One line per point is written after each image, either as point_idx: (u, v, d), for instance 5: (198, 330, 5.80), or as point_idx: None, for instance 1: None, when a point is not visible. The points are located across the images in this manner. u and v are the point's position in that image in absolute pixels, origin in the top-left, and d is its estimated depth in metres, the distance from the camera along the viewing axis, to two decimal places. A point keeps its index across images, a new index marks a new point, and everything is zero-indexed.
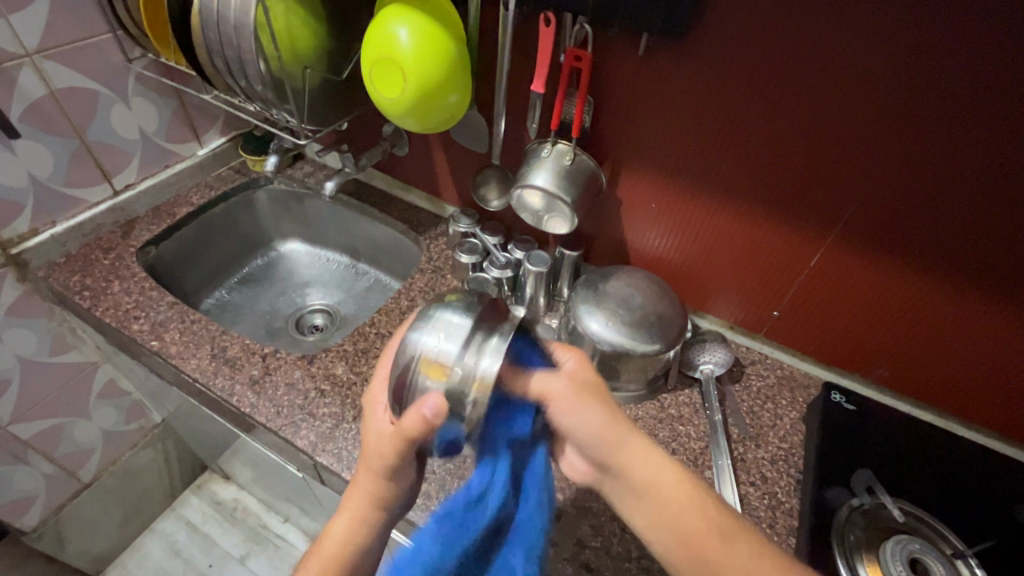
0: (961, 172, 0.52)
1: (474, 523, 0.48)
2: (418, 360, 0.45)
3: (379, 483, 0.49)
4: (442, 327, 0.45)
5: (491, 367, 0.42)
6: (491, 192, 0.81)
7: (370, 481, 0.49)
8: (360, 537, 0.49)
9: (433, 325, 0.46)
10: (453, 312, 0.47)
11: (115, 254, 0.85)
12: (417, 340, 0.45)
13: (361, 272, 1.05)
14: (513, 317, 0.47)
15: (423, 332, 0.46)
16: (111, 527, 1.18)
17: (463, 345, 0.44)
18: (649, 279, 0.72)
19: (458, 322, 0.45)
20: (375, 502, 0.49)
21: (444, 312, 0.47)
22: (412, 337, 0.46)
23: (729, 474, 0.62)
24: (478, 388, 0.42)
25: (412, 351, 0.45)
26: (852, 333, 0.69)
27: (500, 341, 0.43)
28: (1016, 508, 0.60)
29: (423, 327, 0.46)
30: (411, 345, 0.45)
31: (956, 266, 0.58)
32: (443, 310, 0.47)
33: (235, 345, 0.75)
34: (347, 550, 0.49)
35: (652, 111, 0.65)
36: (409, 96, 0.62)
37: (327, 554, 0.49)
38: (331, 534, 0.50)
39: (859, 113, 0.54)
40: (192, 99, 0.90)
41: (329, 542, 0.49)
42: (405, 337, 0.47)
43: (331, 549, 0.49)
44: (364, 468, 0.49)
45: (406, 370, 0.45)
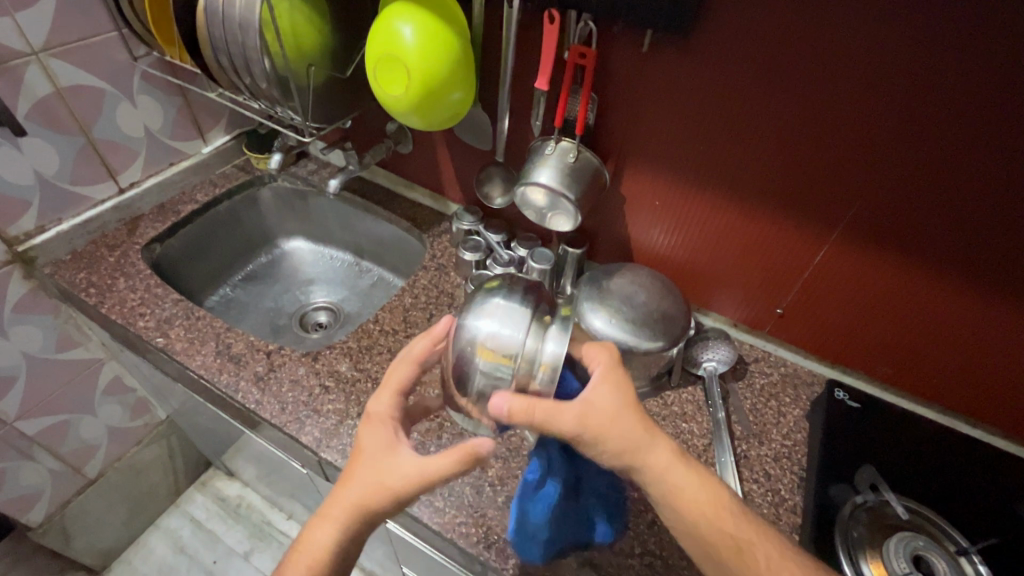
0: (965, 169, 0.52)
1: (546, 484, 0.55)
2: (478, 345, 0.49)
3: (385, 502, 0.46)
4: (503, 315, 0.49)
5: (556, 351, 0.46)
6: (494, 189, 0.81)
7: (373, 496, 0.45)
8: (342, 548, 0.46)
9: (491, 311, 0.50)
10: (510, 301, 0.51)
11: (121, 251, 0.86)
12: (475, 326, 0.49)
13: (365, 270, 1.06)
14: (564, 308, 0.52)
15: (479, 318, 0.50)
16: (117, 523, 1.19)
17: (525, 331, 0.48)
18: (652, 276, 0.73)
19: (517, 310, 0.50)
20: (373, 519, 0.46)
21: (499, 300, 0.51)
22: (469, 324, 0.50)
23: (732, 471, 0.62)
24: (545, 369, 0.46)
25: (470, 337, 0.49)
26: (855, 331, 0.69)
27: (561, 327, 0.48)
28: (1017, 504, 0.60)
29: (482, 313, 0.50)
30: (470, 330, 0.49)
31: (957, 263, 0.58)
32: (498, 298, 0.51)
33: (240, 341, 0.75)
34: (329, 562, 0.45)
35: (656, 109, 0.65)
36: (413, 93, 0.62)
37: (312, 557, 0.45)
38: (315, 538, 0.45)
39: (863, 110, 0.53)
40: (196, 96, 0.91)
41: (311, 547, 0.45)
42: (463, 324, 0.51)
43: (314, 555, 0.45)
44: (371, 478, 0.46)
45: (465, 354, 0.49)
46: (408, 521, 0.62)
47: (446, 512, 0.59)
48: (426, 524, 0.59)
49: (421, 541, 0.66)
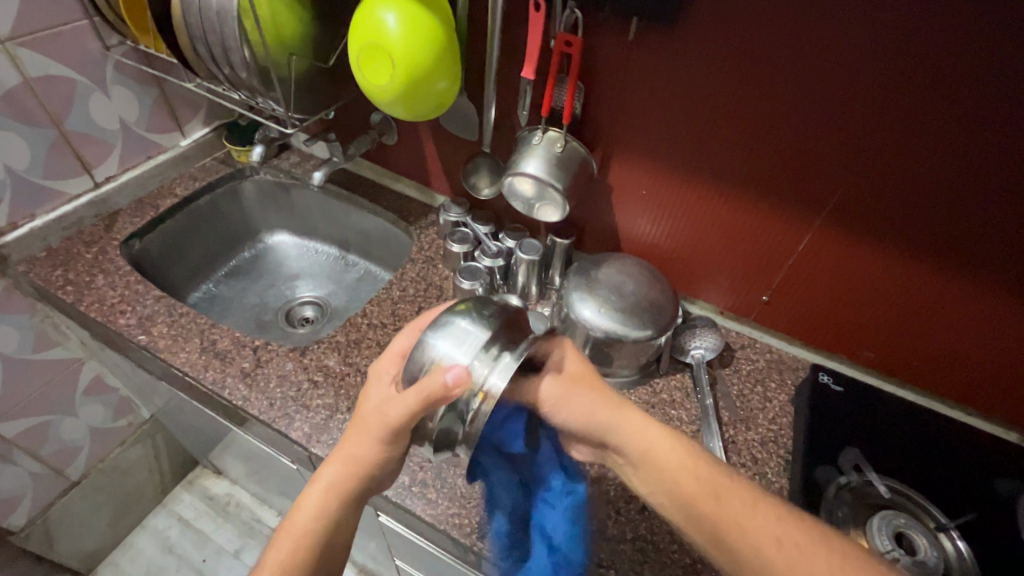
0: (946, 155, 0.53)
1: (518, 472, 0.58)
2: (431, 365, 0.47)
3: (369, 451, 0.48)
4: (460, 335, 0.47)
5: (498, 381, 0.43)
6: (482, 180, 0.80)
7: (362, 446, 0.48)
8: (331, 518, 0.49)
9: (451, 332, 0.48)
10: (471, 322, 0.48)
11: (98, 248, 0.83)
12: (434, 343, 0.47)
13: (351, 263, 1.04)
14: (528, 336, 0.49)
15: (441, 337, 0.48)
16: (102, 525, 1.17)
17: (478, 356, 0.45)
18: (640, 265, 0.73)
19: (474, 332, 0.47)
20: (360, 472, 0.48)
21: (463, 321, 0.49)
22: (428, 340, 0.48)
23: (720, 456, 0.63)
24: (482, 398, 0.43)
25: (426, 355, 0.47)
26: (839, 316, 0.71)
27: (512, 359, 0.45)
28: (996, 481, 0.61)
29: (446, 329, 0.48)
30: (427, 347, 0.48)
31: (937, 248, 0.59)
32: (462, 318, 0.49)
33: (225, 337, 0.74)
34: (321, 530, 0.48)
35: (642, 99, 0.65)
36: (398, 83, 0.61)
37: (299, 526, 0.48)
38: (308, 500, 0.49)
39: (848, 98, 0.54)
40: (173, 87, 0.88)
41: (300, 518, 0.48)
42: (423, 340, 0.48)
43: (304, 525, 0.48)
44: (357, 435, 0.49)
45: (415, 372, 0.47)
46: (401, 514, 0.62)
47: (439, 504, 0.60)
48: (419, 516, 0.59)
49: (415, 534, 0.66)
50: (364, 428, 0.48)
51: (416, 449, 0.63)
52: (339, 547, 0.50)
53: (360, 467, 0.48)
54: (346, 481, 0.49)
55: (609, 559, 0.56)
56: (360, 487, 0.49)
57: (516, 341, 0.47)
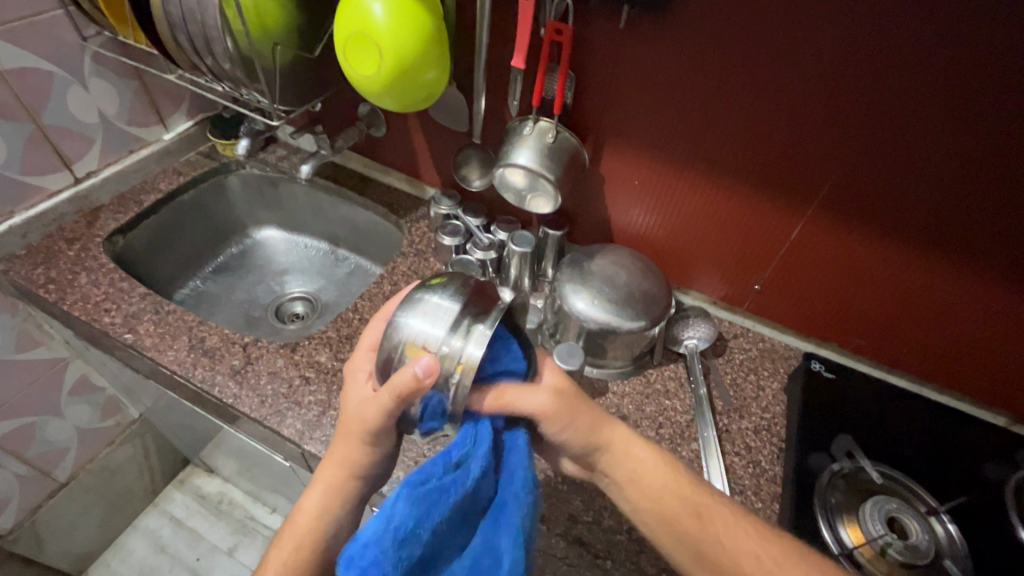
0: (939, 140, 0.53)
1: (456, 486, 0.41)
2: (404, 346, 0.44)
3: (356, 453, 0.49)
4: (430, 312, 0.45)
5: (476, 350, 0.41)
6: (472, 171, 0.79)
7: (347, 448, 0.49)
8: (331, 519, 0.50)
9: (421, 309, 0.46)
10: (440, 297, 0.46)
11: (80, 245, 0.81)
12: (404, 323, 0.45)
13: (340, 258, 1.03)
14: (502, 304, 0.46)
15: (410, 316, 0.45)
16: (92, 526, 1.15)
17: (450, 329, 0.43)
18: (633, 256, 0.73)
19: (445, 306, 0.45)
20: (352, 474, 0.49)
21: (432, 297, 0.46)
22: (399, 321, 0.46)
23: (714, 445, 0.64)
24: (460, 370, 0.41)
25: (397, 336, 0.45)
26: (831, 304, 0.71)
27: (487, 326, 0.43)
28: (984, 466, 0.62)
29: (416, 307, 0.46)
30: (398, 327, 0.45)
31: (927, 234, 0.59)
32: (431, 294, 0.47)
33: (214, 335, 0.73)
34: (323, 532, 0.49)
35: (634, 88, 0.64)
36: (386, 73, 0.60)
37: (302, 529, 0.49)
38: (307, 505, 0.50)
39: (842, 84, 0.54)
40: (154, 79, 0.86)
41: (302, 522, 0.50)
42: (393, 322, 0.46)
43: (306, 528, 0.49)
44: (342, 440, 0.49)
45: (390, 355, 0.45)
46: None
47: None
48: None
49: None
50: (346, 433, 0.49)
51: (411, 444, 0.63)
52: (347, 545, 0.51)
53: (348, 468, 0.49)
54: (339, 484, 0.50)
55: (605, 550, 0.57)
56: (355, 487, 0.50)
57: (490, 309, 0.45)
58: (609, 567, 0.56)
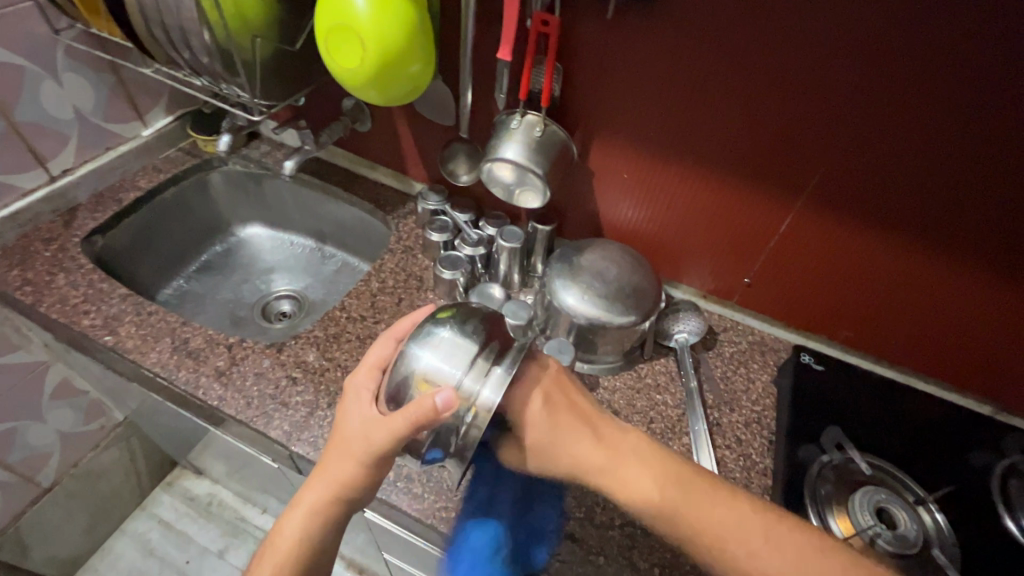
0: (925, 129, 0.54)
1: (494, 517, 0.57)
2: (417, 377, 0.46)
3: (354, 474, 0.47)
4: (443, 347, 0.46)
5: (492, 396, 0.44)
6: (459, 167, 0.78)
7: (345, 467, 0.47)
8: (315, 538, 0.48)
9: (434, 343, 0.47)
10: (452, 331, 0.47)
11: (57, 245, 0.79)
12: (416, 354, 0.46)
13: (328, 255, 1.01)
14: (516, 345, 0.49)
15: (422, 348, 0.46)
16: (77, 532, 1.13)
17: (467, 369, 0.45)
18: (623, 250, 0.72)
19: (459, 342, 0.46)
20: (346, 495, 0.48)
21: (444, 330, 0.47)
22: (410, 352, 0.46)
23: (705, 439, 0.64)
24: (476, 412, 0.44)
25: (410, 366, 0.46)
26: (821, 296, 0.71)
27: (503, 371, 0.45)
28: (971, 454, 0.62)
29: (430, 339, 0.47)
30: (411, 359, 0.46)
31: (913, 223, 0.60)
32: (442, 326, 0.48)
33: (198, 336, 0.71)
34: (303, 550, 0.48)
35: (622, 79, 0.64)
36: (369, 66, 0.59)
37: (283, 547, 0.47)
38: (291, 522, 0.48)
39: (830, 73, 0.54)
40: (131, 74, 0.84)
41: (283, 541, 0.48)
42: (403, 350, 0.47)
43: (286, 547, 0.47)
44: (339, 457, 0.48)
45: (400, 383, 0.46)
46: (388, 510, 0.62)
47: (425, 498, 0.59)
48: (405, 511, 0.58)
49: (403, 529, 0.65)
50: (348, 451, 0.47)
51: None
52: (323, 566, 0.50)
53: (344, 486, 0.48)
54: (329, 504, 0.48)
55: (598, 546, 0.56)
56: (345, 507, 0.49)
57: (503, 350, 0.48)
58: (601, 562, 0.56)
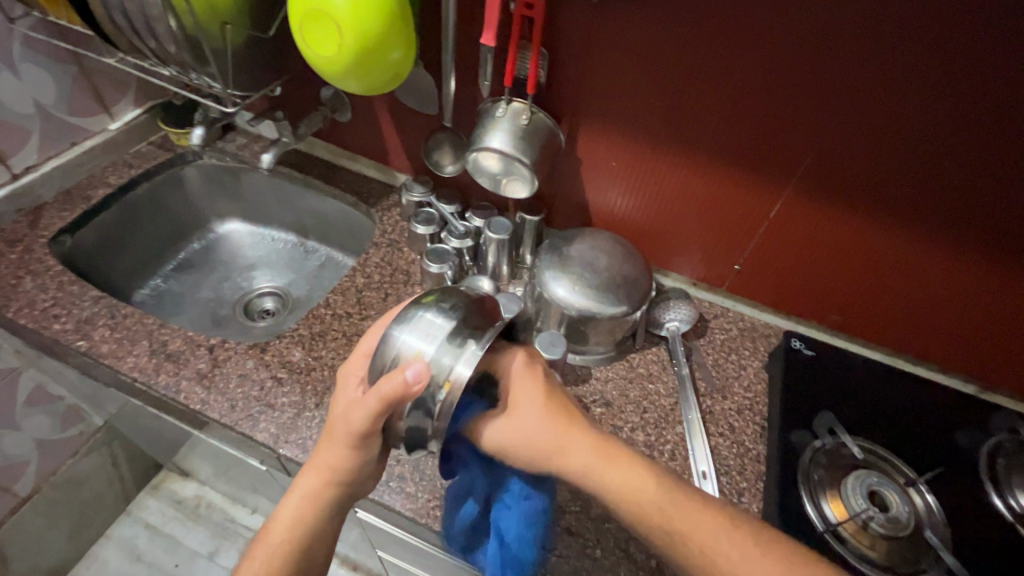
0: (917, 110, 0.53)
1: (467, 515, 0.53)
2: (396, 358, 0.44)
3: (340, 457, 0.46)
4: (424, 328, 0.44)
5: (464, 370, 0.41)
6: (444, 157, 0.76)
7: (330, 453, 0.46)
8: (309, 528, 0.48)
9: (415, 324, 0.45)
10: (433, 312, 0.45)
11: (23, 246, 0.76)
12: (397, 336, 0.45)
13: (310, 250, 0.99)
14: (497, 324, 0.46)
15: (405, 329, 0.45)
16: (61, 540, 1.10)
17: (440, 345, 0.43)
18: (613, 240, 0.72)
19: (438, 321, 0.45)
20: (334, 480, 0.47)
21: (427, 312, 0.46)
22: (392, 334, 0.45)
23: (698, 427, 0.64)
24: (448, 389, 0.41)
25: (391, 347, 0.45)
26: (811, 280, 0.71)
27: (477, 346, 0.42)
28: (958, 434, 0.63)
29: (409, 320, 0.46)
30: (391, 340, 0.45)
31: (902, 205, 0.60)
32: (426, 308, 0.46)
33: (177, 338, 0.69)
34: (296, 537, 0.47)
35: (610, 64, 0.62)
36: (348, 54, 0.57)
37: (277, 538, 0.47)
38: (284, 512, 0.48)
39: (822, 53, 0.53)
40: (94, 65, 0.80)
41: (275, 530, 0.48)
42: (386, 334, 0.46)
43: (278, 538, 0.47)
44: (326, 442, 0.47)
45: (382, 368, 0.44)
46: (381, 510, 0.61)
47: (419, 497, 0.58)
48: (399, 511, 0.57)
49: (398, 528, 0.64)
50: (331, 436, 0.46)
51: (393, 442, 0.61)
52: (321, 558, 0.49)
53: (332, 473, 0.47)
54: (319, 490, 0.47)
55: (595, 538, 0.56)
56: (335, 494, 0.48)
57: (485, 328, 0.45)
58: (599, 555, 0.55)
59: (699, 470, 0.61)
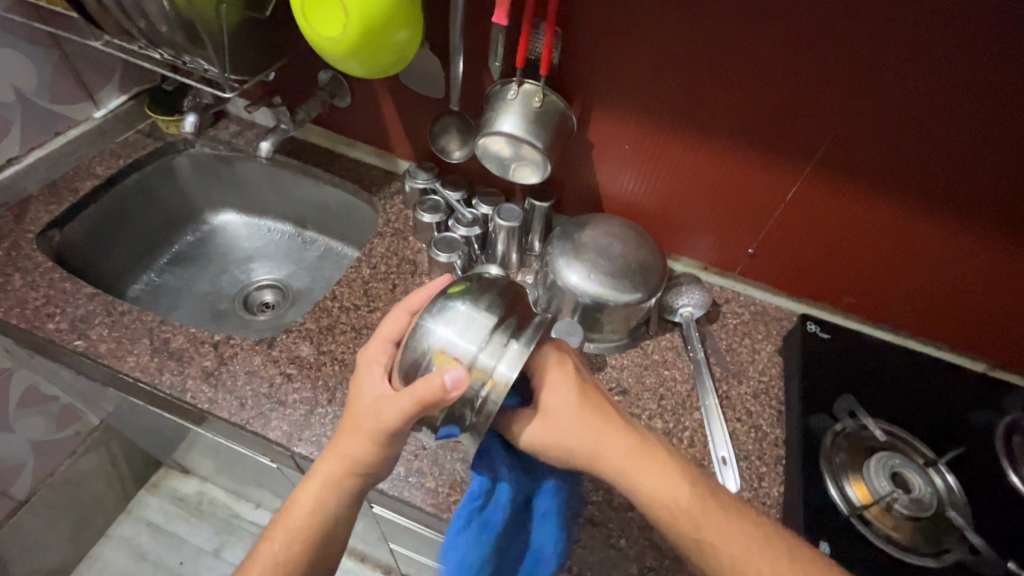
0: (945, 89, 0.52)
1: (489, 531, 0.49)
2: (433, 352, 0.43)
3: (362, 449, 0.45)
4: (461, 322, 0.43)
5: (508, 373, 0.41)
6: (451, 142, 0.73)
7: (353, 447, 0.45)
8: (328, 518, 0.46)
9: (451, 317, 0.44)
10: (468, 305, 0.44)
11: (9, 243, 0.72)
12: (432, 329, 0.43)
13: (309, 240, 0.96)
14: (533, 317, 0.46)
15: (439, 323, 0.44)
16: (60, 541, 1.07)
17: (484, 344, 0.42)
18: (626, 225, 0.70)
19: (477, 317, 0.44)
20: (355, 471, 0.46)
21: (461, 304, 0.44)
22: (426, 327, 0.44)
23: (716, 413, 0.64)
24: (492, 387, 0.42)
25: (425, 342, 0.43)
26: (827, 263, 0.70)
27: (521, 346, 0.42)
28: (972, 413, 0.64)
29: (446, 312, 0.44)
30: (426, 333, 0.43)
31: (922, 187, 0.59)
32: (460, 301, 0.45)
33: (179, 335, 0.66)
34: (314, 528, 0.45)
35: (626, 42, 0.60)
36: (352, 34, 0.54)
37: (291, 530, 0.45)
38: (301, 502, 0.46)
39: (848, 30, 0.52)
40: (76, 48, 0.76)
41: (292, 521, 0.45)
42: (419, 325, 0.44)
43: (296, 528, 0.45)
44: (350, 435, 0.45)
45: (416, 360, 0.43)
46: (399, 505, 0.60)
47: (439, 492, 0.57)
48: (420, 507, 0.56)
49: (418, 524, 0.63)
50: (357, 430, 0.45)
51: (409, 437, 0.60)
52: (336, 548, 0.48)
53: (354, 468, 0.46)
54: (339, 479, 0.46)
55: (618, 528, 0.56)
56: (356, 484, 0.46)
57: (523, 325, 0.45)
58: (623, 545, 0.55)
59: (718, 457, 0.60)
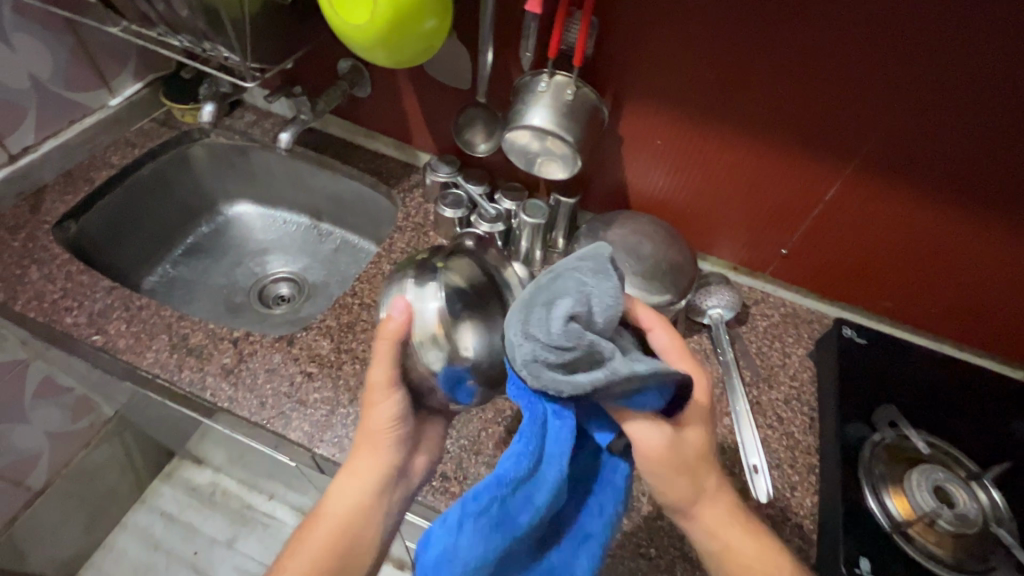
0: (1006, 88, 0.49)
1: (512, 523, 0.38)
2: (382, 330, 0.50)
3: (376, 416, 0.47)
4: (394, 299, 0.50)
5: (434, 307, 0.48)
6: (477, 135, 0.71)
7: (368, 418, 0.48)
8: (369, 493, 0.47)
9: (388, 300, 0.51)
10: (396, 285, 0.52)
11: (25, 234, 0.71)
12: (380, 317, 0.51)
13: (324, 232, 0.94)
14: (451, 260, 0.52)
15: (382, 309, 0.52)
16: (76, 531, 1.08)
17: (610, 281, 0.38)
18: (654, 224, 0.68)
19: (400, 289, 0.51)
20: (375, 441, 0.47)
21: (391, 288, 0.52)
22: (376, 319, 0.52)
23: (747, 420, 0.61)
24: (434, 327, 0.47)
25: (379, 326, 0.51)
26: (863, 265, 0.68)
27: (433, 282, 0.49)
28: (1012, 423, 0.61)
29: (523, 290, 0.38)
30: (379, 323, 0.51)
31: (970, 190, 0.56)
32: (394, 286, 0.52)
33: (198, 331, 0.65)
34: (349, 511, 0.46)
35: (664, 33, 0.57)
36: (378, 20, 0.52)
37: (332, 515, 0.46)
38: (334, 491, 0.47)
39: (905, 25, 0.49)
40: (92, 35, 0.74)
41: (328, 509, 0.46)
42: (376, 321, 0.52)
43: (331, 514, 0.46)
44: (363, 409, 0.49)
45: None
46: (422, 509, 0.58)
47: None
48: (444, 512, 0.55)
49: None
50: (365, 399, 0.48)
51: None
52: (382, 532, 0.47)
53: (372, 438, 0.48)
54: (373, 455, 0.47)
55: (648, 537, 0.54)
56: (389, 457, 0.48)
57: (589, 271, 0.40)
58: (654, 555, 0.53)
59: (749, 464, 0.58)
